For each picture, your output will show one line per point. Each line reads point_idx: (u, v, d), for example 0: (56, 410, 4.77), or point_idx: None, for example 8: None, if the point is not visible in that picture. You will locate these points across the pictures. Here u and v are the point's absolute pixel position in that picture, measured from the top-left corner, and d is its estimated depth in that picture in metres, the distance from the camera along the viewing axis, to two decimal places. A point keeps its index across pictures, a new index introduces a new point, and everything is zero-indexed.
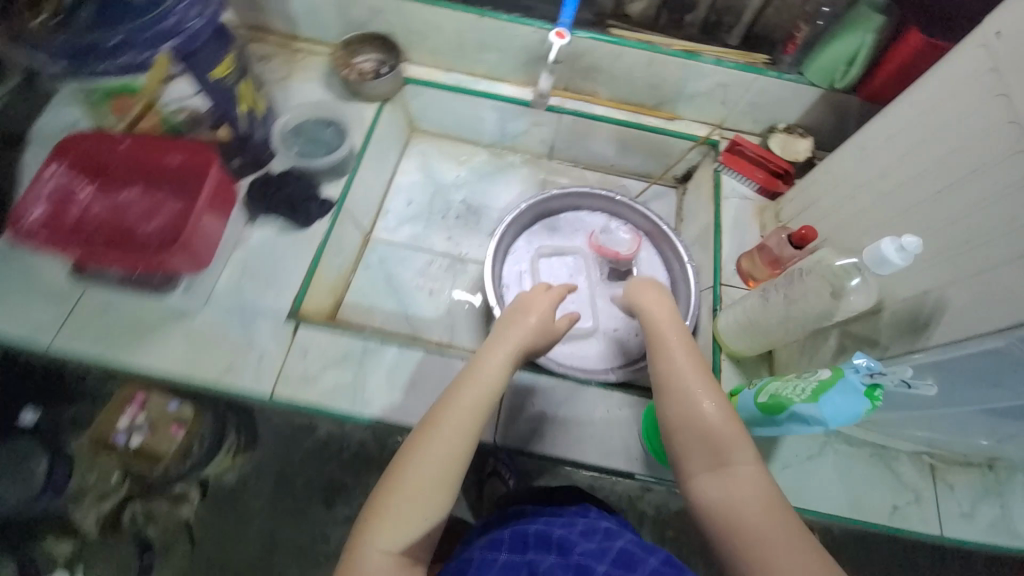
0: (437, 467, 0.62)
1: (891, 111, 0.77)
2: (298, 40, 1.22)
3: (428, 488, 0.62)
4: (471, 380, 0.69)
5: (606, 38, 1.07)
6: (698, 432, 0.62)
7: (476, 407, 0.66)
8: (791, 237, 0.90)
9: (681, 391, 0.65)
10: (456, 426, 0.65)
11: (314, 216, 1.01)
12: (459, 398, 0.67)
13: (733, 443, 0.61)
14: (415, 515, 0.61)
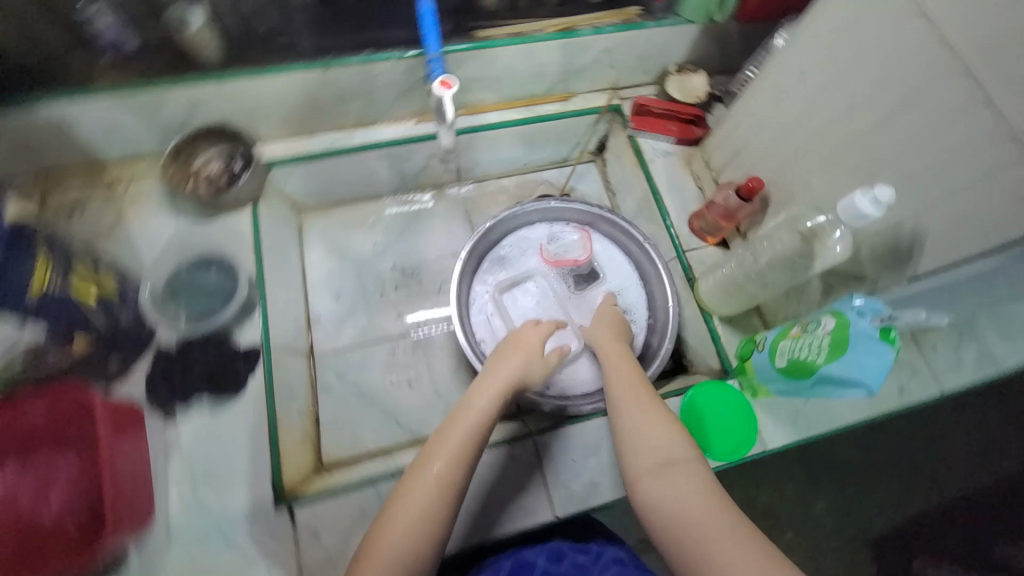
0: (428, 513, 0.62)
1: (796, 44, 0.75)
2: (110, 166, 0.96)
3: (415, 535, 0.61)
4: (460, 422, 0.69)
5: (476, 44, 0.94)
6: (647, 440, 0.68)
7: (464, 448, 0.66)
8: (739, 191, 0.88)
9: (635, 405, 0.73)
10: (445, 466, 0.65)
11: (247, 375, 0.85)
12: (447, 440, 0.67)
13: (675, 448, 0.67)
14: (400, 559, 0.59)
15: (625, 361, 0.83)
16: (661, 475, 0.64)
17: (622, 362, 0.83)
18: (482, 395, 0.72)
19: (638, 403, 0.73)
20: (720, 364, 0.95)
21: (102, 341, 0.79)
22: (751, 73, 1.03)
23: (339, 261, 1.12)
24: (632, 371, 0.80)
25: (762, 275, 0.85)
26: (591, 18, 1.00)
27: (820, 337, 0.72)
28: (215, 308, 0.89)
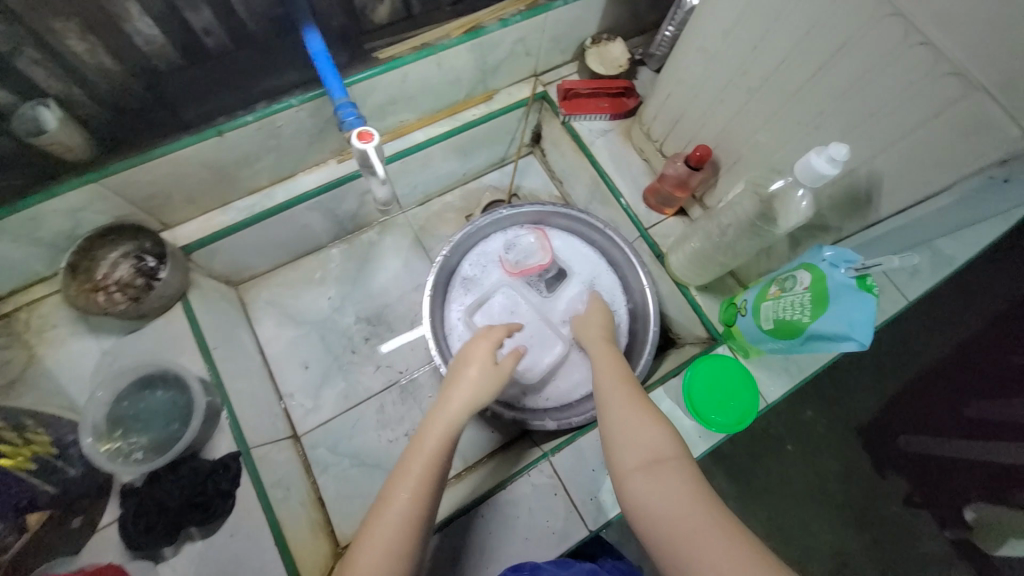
0: (393, 552, 0.53)
1: (713, 5, 0.72)
2: (3, 299, 0.83)
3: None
4: (423, 445, 0.62)
5: (380, 68, 0.85)
6: (632, 440, 0.62)
7: (430, 471, 0.59)
8: (687, 161, 0.87)
9: (617, 405, 0.68)
10: (409, 495, 0.57)
11: (231, 489, 0.76)
12: (410, 467, 0.59)
13: (660, 446, 0.60)
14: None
15: (609, 357, 0.78)
16: (648, 477, 0.58)
17: (605, 359, 0.78)
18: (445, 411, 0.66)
19: (623, 401, 0.68)
20: (706, 332, 0.95)
21: (55, 505, 0.70)
22: (670, 30, 1.01)
23: (297, 328, 1.04)
24: (616, 367, 0.75)
25: (729, 242, 0.83)
26: (494, 10, 0.93)
27: (800, 296, 0.73)
28: (175, 431, 0.79)
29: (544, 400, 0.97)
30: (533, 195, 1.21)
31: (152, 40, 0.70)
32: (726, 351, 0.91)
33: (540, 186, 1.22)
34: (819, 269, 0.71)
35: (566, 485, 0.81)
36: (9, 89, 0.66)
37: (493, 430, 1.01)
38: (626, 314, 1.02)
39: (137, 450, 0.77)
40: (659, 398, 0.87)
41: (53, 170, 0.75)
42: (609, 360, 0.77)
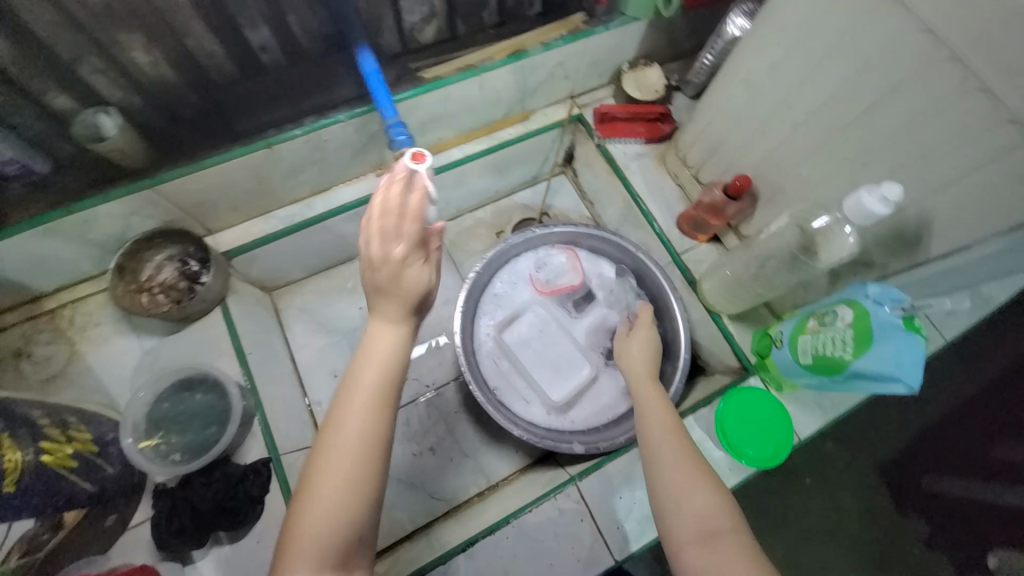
0: (347, 484, 0.51)
1: (760, 40, 0.72)
2: (49, 296, 0.86)
3: (338, 509, 0.51)
4: (365, 379, 0.54)
5: (425, 87, 0.87)
6: (688, 510, 0.60)
7: (374, 405, 0.53)
8: (726, 190, 0.87)
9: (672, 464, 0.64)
10: (358, 433, 0.52)
11: (261, 495, 0.77)
12: (354, 403, 0.53)
13: (720, 521, 0.59)
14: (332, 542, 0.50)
15: (656, 397, 0.74)
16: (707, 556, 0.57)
17: (651, 398, 0.74)
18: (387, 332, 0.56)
19: (676, 455, 0.65)
20: (738, 362, 0.94)
21: (93, 502, 0.69)
22: (709, 58, 1.00)
23: (327, 336, 1.06)
24: (667, 412, 0.71)
25: (767, 272, 0.82)
26: (538, 34, 0.95)
27: (841, 332, 0.73)
28: (212, 435, 0.80)
29: (570, 422, 0.96)
30: (564, 215, 1.22)
31: (211, 54, 0.73)
32: (759, 382, 0.91)
33: (570, 206, 1.22)
34: (862, 306, 0.71)
35: (592, 510, 0.81)
36: (74, 97, 0.69)
37: (516, 450, 1.00)
38: (657, 341, 1.01)
39: (174, 452, 0.78)
40: (690, 426, 0.86)
41: (108, 174, 0.77)
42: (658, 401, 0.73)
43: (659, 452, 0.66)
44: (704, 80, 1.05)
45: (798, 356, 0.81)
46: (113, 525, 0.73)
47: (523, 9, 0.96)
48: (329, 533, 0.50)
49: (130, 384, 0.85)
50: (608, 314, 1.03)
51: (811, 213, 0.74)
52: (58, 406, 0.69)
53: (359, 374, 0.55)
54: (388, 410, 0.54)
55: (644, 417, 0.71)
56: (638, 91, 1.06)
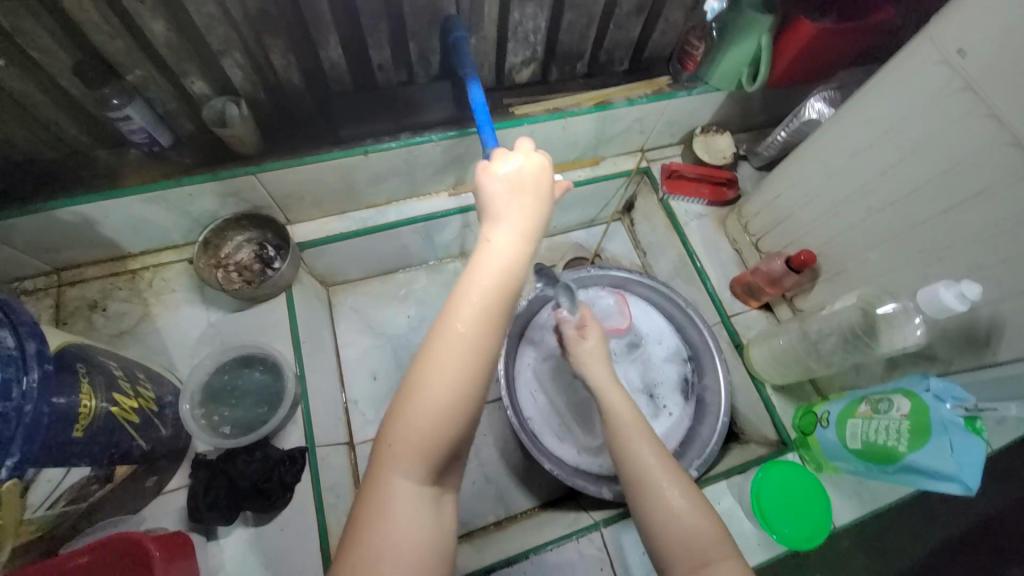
0: (457, 381, 0.49)
1: (845, 128, 0.76)
2: (133, 257, 0.91)
3: (449, 401, 0.48)
4: (484, 276, 0.52)
5: (514, 122, 0.93)
6: (677, 537, 0.60)
7: (497, 303, 0.51)
8: (789, 263, 0.89)
9: (654, 489, 0.64)
10: (474, 329, 0.50)
11: (293, 483, 0.78)
12: (476, 296, 0.51)
13: (710, 545, 0.59)
14: (430, 439, 0.48)
15: (624, 412, 0.74)
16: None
17: (622, 412, 0.74)
18: (507, 235, 0.55)
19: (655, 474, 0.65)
20: (777, 436, 0.93)
21: (143, 460, 0.70)
22: (783, 135, 1.04)
23: (372, 338, 1.09)
24: (639, 428, 0.71)
25: (822, 350, 0.82)
26: (624, 89, 1.00)
27: (896, 422, 0.72)
28: (261, 415, 0.82)
29: (598, 465, 0.94)
30: (615, 260, 1.25)
31: (335, 65, 0.80)
32: (797, 458, 0.90)
33: (623, 252, 1.26)
34: (920, 399, 0.71)
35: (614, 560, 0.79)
36: (209, 84, 0.76)
37: (538, 485, 0.99)
38: (692, 400, 1.01)
39: (225, 425, 0.81)
40: (722, 490, 0.87)
41: (216, 155, 0.83)
42: (627, 416, 0.73)
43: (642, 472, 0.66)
44: (774, 154, 1.08)
45: (847, 440, 0.80)
46: (151, 487, 0.74)
47: (613, 65, 1.02)
48: (428, 429, 0.48)
49: (190, 352, 0.89)
50: (649, 364, 1.05)
51: (874, 297, 0.75)
52: (131, 362, 0.72)
53: (480, 268, 0.53)
54: (508, 308, 0.53)
55: (616, 435, 0.71)
56: (708, 155, 1.11)
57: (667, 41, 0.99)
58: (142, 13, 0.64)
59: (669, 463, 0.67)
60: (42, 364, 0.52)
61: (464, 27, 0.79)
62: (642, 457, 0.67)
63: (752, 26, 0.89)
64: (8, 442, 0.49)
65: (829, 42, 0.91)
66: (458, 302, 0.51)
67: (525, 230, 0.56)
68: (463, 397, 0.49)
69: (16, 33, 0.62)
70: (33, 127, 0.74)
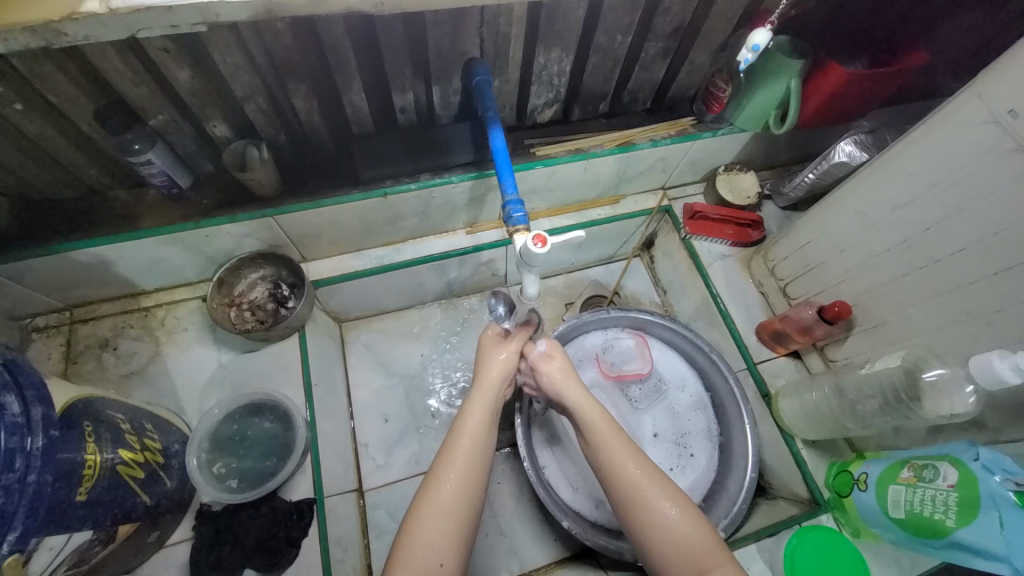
0: (449, 523, 0.60)
1: (887, 182, 0.74)
2: (147, 294, 0.90)
3: (440, 539, 0.59)
4: (465, 427, 0.68)
5: (537, 163, 0.91)
6: (673, 550, 0.60)
7: (474, 454, 0.65)
8: (821, 312, 0.85)
9: (644, 505, 0.63)
10: (457, 479, 0.63)
11: (300, 538, 0.75)
12: (459, 445, 0.66)
13: (704, 550, 0.59)
14: (428, 570, 0.57)
15: (608, 433, 0.69)
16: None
17: (605, 433, 0.68)
18: (481, 397, 0.71)
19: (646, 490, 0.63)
20: (809, 494, 0.88)
21: (145, 517, 0.67)
22: (811, 176, 1.00)
23: (385, 377, 1.06)
24: (622, 442, 0.68)
25: (861, 411, 0.79)
26: (647, 130, 0.98)
27: (943, 492, 0.68)
28: (269, 467, 0.79)
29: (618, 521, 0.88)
30: (634, 298, 1.22)
31: (358, 109, 0.79)
32: (831, 521, 0.85)
33: (641, 290, 1.23)
34: (968, 469, 0.66)
35: None
36: (231, 126, 0.77)
37: (553, 538, 0.94)
38: (715, 449, 0.97)
39: (232, 477, 0.77)
40: (752, 556, 0.82)
41: (234, 196, 0.82)
42: (611, 435, 0.68)
43: (631, 493, 0.64)
44: (800, 195, 1.05)
45: (886, 506, 0.75)
46: (153, 542, 0.72)
47: (636, 105, 1.00)
48: (427, 560, 0.58)
49: (200, 394, 0.87)
50: (671, 411, 1.00)
51: (918, 359, 0.72)
52: (140, 412, 0.70)
53: (463, 422, 0.69)
54: (484, 451, 0.67)
55: (600, 451, 0.68)
56: (731, 196, 1.07)
57: (692, 82, 0.98)
58: (168, 62, 0.64)
59: (653, 473, 0.66)
60: (48, 430, 0.50)
61: (488, 71, 0.77)
62: (631, 474, 0.65)
63: (780, 71, 0.87)
64: (10, 517, 0.46)
65: (861, 86, 0.88)
66: (447, 451, 0.66)
67: (497, 392, 0.72)
68: (448, 536, 0.60)
69: (41, 81, 0.62)
70: (54, 169, 0.74)
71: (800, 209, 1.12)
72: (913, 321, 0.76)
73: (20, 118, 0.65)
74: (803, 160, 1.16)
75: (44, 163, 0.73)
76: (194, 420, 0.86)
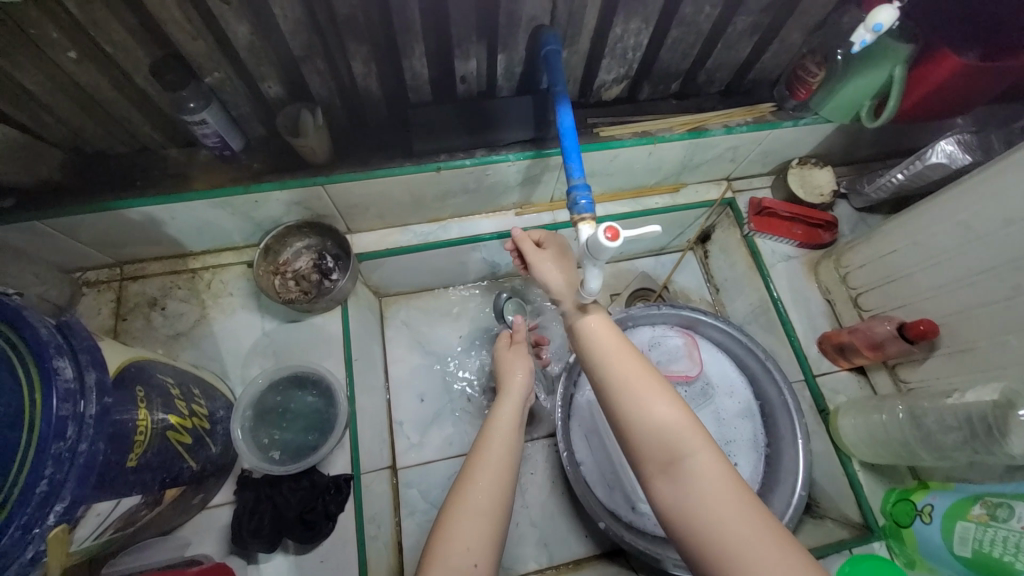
0: (482, 524, 0.57)
1: (1006, 190, 0.66)
2: (194, 256, 0.89)
3: (473, 540, 0.56)
4: (494, 430, 0.68)
5: (600, 145, 0.85)
6: (645, 436, 0.54)
7: (504, 454, 0.65)
8: (901, 330, 0.78)
9: (619, 394, 0.57)
10: (490, 482, 0.61)
11: (336, 513, 0.75)
12: (490, 449, 0.65)
13: (680, 435, 0.53)
14: (461, 570, 0.53)
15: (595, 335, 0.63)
16: (673, 483, 0.51)
17: (592, 336, 0.63)
18: (509, 403, 0.73)
19: (621, 374, 0.59)
20: (861, 518, 0.83)
21: (190, 482, 0.68)
22: (899, 176, 0.90)
23: (422, 356, 1.04)
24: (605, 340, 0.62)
25: (937, 440, 0.73)
26: (722, 115, 0.90)
27: (1015, 534, 0.62)
28: (310, 441, 0.79)
29: (654, 524, 0.85)
30: (684, 294, 1.16)
31: (417, 76, 0.74)
32: (884, 550, 0.80)
33: (691, 286, 1.16)
34: None
35: None
36: (285, 87, 0.73)
37: (583, 534, 0.93)
38: (761, 460, 0.92)
39: (274, 448, 0.78)
40: None
41: (285, 161, 0.79)
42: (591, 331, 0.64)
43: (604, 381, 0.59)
44: (882, 197, 0.95)
45: (948, 539, 0.71)
46: (197, 504, 0.73)
47: (711, 86, 0.92)
48: (457, 561, 0.54)
49: (242, 360, 0.87)
50: (717, 416, 0.95)
51: (1015, 394, 0.65)
52: (187, 377, 0.70)
53: (490, 429, 0.69)
54: (515, 457, 0.66)
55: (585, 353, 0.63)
56: (802, 191, 0.98)
57: (777, 64, 0.88)
58: (227, 14, 0.60)
59: (638, 366, 0.60)
60: (101, 397, 0.49)
61: (558, 41, 0.71)
62: (607, 369, 0.59)
63: (883, 55, 0.78)
64: (60, 485, 0.45)
65: (971, 79, 0.78)
66: (478, 451, 0.65)
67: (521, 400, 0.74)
68: (482, 537, 0.56)
69: (95, 29, 0.59)
70: (108, 122, 0.73)
71: (879, 212, 1.03)
72: (1011, 350, 0.68)
73: (74, 67, 0.64)
74: (887, 158, 1.05)
75: (98, 116, 0.71)
76: (236, 386, 0.86)
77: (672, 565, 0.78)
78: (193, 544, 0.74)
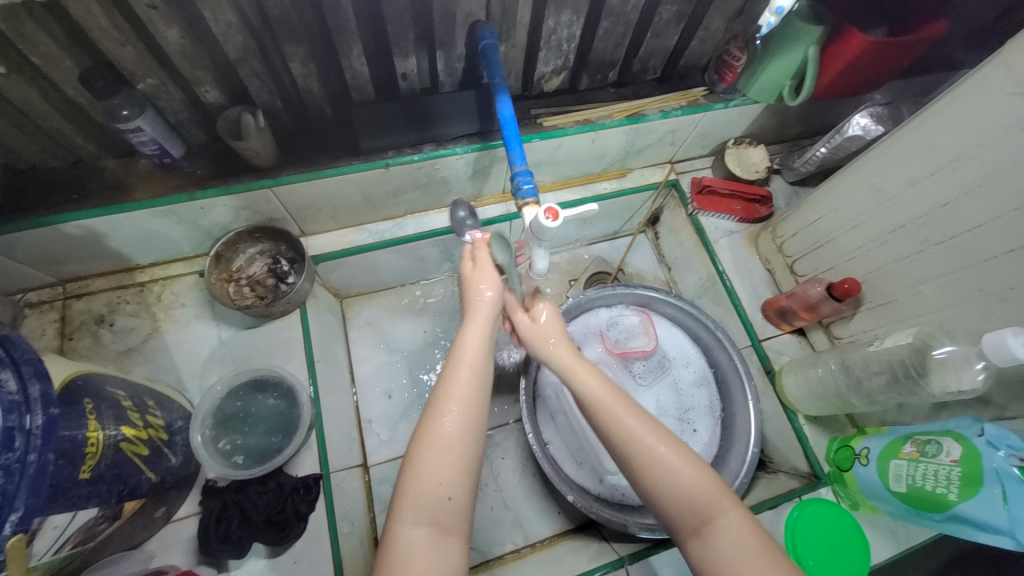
0: (453, 456, 0.57)
1: (908, 154, 0.73)
2: (141, 269, 0.87)
3: (448, 474, 0.56)
4: (461, 354, 0.64)
5: (544, 134, 0.88)
6: (677, 497, 0.58)
7: (470, 381, 0.62)
8: (830, 290, 0.85)
9: (649, 458, 0.60)
10: (458, 411, 0.59)
11: (307, 513, 0.76)
12: (454, 377, 0.62)
13: (711, 499, 0.57)
14: (435, 504, 0.55)
15: (603, 391, 0.65)
16: (704, 544, 0.56)
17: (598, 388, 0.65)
18: (474, 327, 0.67)
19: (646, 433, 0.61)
20: (810, 468, 0.89)
21: (150, 493, 0.67)
22: (822, 150, 0.97)
23: (388, 354, 1.05)
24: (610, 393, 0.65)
25: (867, 387, 0.79)
26: (658, 101, 0.94)
27: (945, 467, 0.67)
28: (275, 444, 0.79)
29: (621, 494, 0.89)
30: (638, 275, 1.21)
31: (358, 75, 0.76)
32: (831, 494, 0.86)
33: (645, 267, 1.22)
34: (972, 445, 0.66)
35: None
36: (224, 91, 0.73)
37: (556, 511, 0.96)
38: (718, 424, 0.97)
39: (238, 454, 0.77)
40: None
41: (229, 166, 0.79)
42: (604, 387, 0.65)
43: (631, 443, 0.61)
44: (809, 170, 1.02)
45: (886, 478, 0.76)
46: (161, 516, 0.72)
47: (646, 73, 0.96)
48: (432, 496, 0.55)
49: (201, 370, 0.86)
50: (675, 388, 1.00)
51: (928, 337, 0.72)
52: (140, 390, 0.69)
53: (453, 363, 0.63)
54: (484, 383, 0.63)
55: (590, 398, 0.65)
56: (739, 170, 1.04)
57: (705, 50, 0.94)
58: (156, 20, 0.60)
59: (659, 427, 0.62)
60: (47, 408, 0.48)
61: (495, 36, 0.73)
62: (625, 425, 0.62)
63: (797, 38, 0.83)
64: (12, 497, 0.45)
65: (876, 59, 0.84)
66: (443, 384, 0.61)
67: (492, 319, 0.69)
68: (454, 470, 0.57)
69: (20, 40, 0.59)
70: (39, 136, 0.71)
71: (809, 184, 1.10)
72: (923, 299, 0.76)
73: (1, 81, 0.62)
74: (814, 135, 1.13)
75: (28, 130, 0.69)
76: (195, 397, 0.85)
77: (639, 529, 0.79)
78: (159, 557, 0.73)
